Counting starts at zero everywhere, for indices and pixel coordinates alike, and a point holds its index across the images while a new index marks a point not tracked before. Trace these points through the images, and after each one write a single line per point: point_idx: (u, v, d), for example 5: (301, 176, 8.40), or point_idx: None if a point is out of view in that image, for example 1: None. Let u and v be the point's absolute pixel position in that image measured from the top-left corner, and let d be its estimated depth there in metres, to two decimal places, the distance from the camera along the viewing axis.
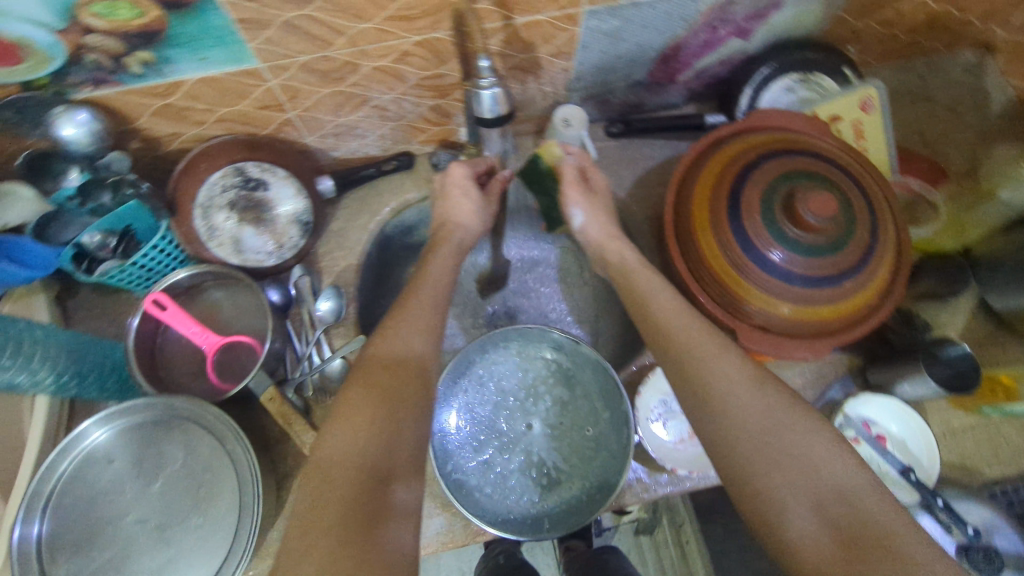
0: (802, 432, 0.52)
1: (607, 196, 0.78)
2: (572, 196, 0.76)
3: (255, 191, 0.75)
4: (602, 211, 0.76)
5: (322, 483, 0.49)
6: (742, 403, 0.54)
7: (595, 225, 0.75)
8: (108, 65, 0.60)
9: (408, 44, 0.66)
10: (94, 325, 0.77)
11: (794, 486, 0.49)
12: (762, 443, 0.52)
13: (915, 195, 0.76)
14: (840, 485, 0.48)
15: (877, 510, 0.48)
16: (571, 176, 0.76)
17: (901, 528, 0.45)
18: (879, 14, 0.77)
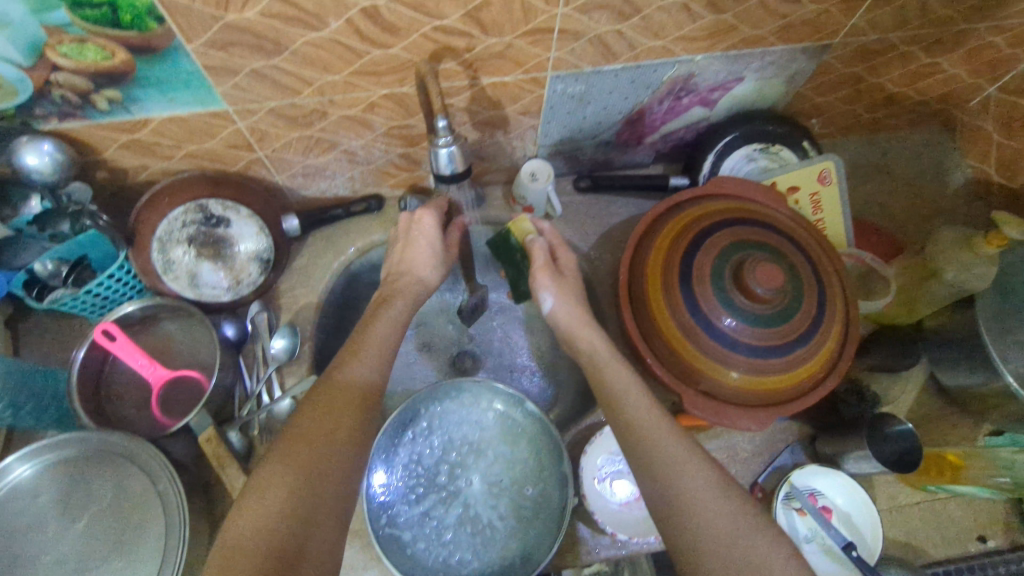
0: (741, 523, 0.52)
1: (575, 278, 0.75)
2: (540, 280, 0.72)
3: (216, 228, 0.76)
4: (571, 296, 0.72)
5: (228, 562, 0.46)
6: None
7: (566, 310, 0.71)
8: (75, 101, 0.61)
9: (375, 97, 0.68)
10: (43, 351, 0.76)
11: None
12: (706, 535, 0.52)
13: (869, 267, 0.76)
14: None
15: None
16: (541, 258, 0.73)
17: None
18: (839, 91, 0.80)
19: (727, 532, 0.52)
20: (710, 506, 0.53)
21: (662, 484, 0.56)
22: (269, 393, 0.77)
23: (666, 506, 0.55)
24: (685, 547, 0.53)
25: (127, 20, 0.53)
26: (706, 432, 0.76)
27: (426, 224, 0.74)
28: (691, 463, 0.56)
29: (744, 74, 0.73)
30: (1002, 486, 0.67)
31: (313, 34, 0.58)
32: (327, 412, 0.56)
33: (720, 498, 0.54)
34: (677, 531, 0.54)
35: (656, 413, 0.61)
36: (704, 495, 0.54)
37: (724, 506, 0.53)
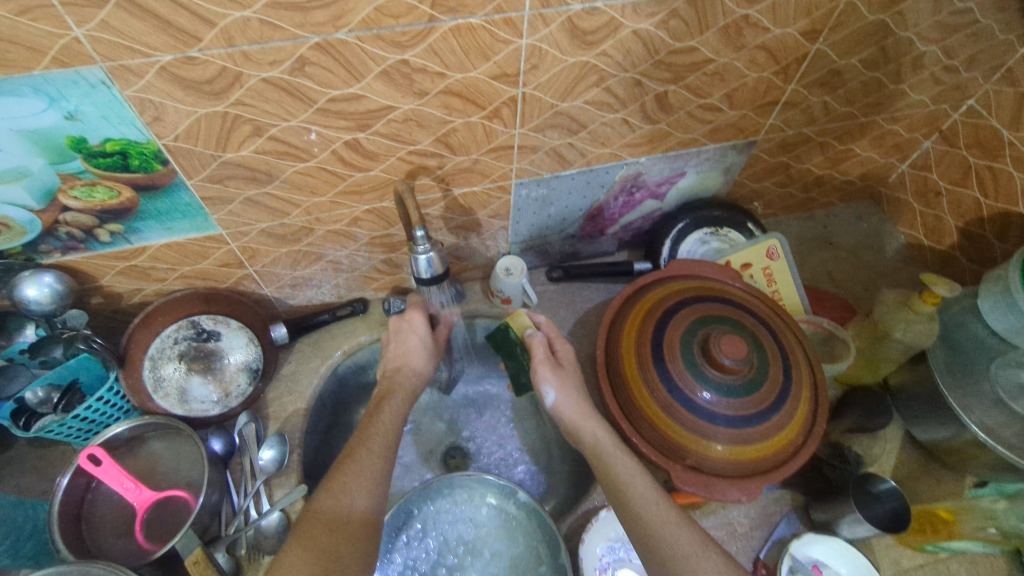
0: None
1: (574, 369, 0.76)
2: (541, 374, 0.73)
3: (207, 342, 0.78)
4: (572, 389, 0.72)
5: None
6: None
7: (569, 403, 0.71)
8: (79, 236, 0.66)
9: (358, 212, 0.75)
10: (23, 482, 0.75)
11: None
12: None
13: (829, 331, 0.81)
14: None
15: None
16: (540, 352, 0.75)
17: None
18: (772, 177, 0.90)
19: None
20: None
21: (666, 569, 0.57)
22: (257, 507, 0.75)
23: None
24: None
25: (135, 164, 0.59)
26: (701, 508, 0.76)
27: (422, 324, 0.78)
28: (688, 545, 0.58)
29: (685, 169, 0.83)
30: (993, 537, 0.67)
31: (301, 164, 0.65)
32: (316, 518, 0.56)
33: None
34: None
35: (647, 495, 0.62)
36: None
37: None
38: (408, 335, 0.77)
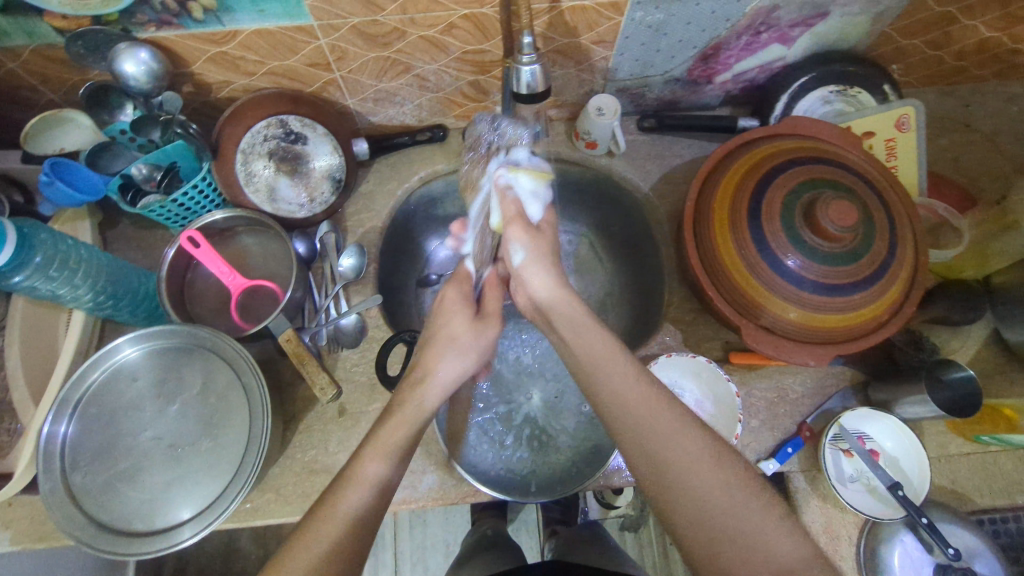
0: (706, 467, 0.50)
1: (552, 235, 0.68)
2: (513, 230, 0.65)
3: (294, 143, 0.79)
4: (546, 247, 0.65)
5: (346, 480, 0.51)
6: (623, 414, 0.54)
7: (536, 273, 0.63)
8: (173, 9, 0.62)
9: (455, 18, 0.68)
10: (131, 254, 0.82)
11: (723, 537, 0.47)
12: (688, 486, 0.49)
13: (941, 219, 0.75)
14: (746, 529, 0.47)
15: None
16: (513, 208, 0.66)
17: None
18: (926, 34, 0.77)
19: (708, 497, 0.49)
20: (685, 456, 0.50)
21: (612, 409, 0.55)
22: (337, 307, 0.81)
23: (623, 434, 0.53)
24: (661, 493, 0.50)
25: None
26: (757, 371, 0.77)
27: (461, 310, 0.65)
28: (662, 414, 0.53)
29: (829, 10, 0.71)
30: None
31: None
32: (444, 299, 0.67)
33: (673, 425, 0.52)
34: (649, 467, 0.51)
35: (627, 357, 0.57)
36: (662, 438, 0.51)
37: (683, 436, 0.51)
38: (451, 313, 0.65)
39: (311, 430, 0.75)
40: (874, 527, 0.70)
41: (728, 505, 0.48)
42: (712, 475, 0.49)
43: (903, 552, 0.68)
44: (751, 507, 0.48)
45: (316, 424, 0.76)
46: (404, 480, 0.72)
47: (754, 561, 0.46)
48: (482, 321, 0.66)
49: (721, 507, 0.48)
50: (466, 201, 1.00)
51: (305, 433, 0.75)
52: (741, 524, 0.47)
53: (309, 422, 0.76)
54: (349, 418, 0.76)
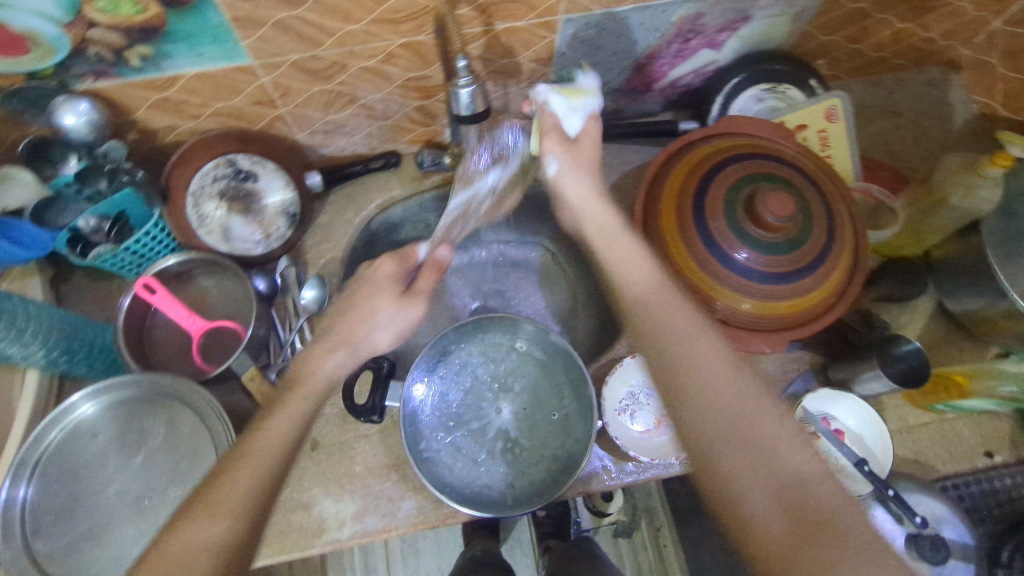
0: (722, 375, 0.54)
1: (594, 146, 0.72)
2: (548, 142, 0.71)
3: (245, 182, 0.80)
4: (583, 162, 0.71)
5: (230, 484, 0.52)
6: (655, 316, 0.59)
7: (570, 180, 0.70)
8: (109, 59, 0.63)
9: (393, 47, 0.70)
10: (87, 307, 0.81)
11: (733, 445, 0.51)
12: (709, 389, 0.53)
13: (878, 200, 0.78)
14: (756, 438, 0.50)
15: (816, 484, 0.48)
16: (548, 121, 0.71)
17: (827, 494, 0.47)
18: (844, 30, 0.82)
19: (724, 400, 0.53)
20: (705, 361, 0.55)
21: (641, 316, 0.60)
22: (302, 340, 0.80)
23: (651, 341, 0.58)
24: (682, 396, 0.54)
25: None
26: None
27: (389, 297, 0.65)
28: (689, 322, 0.58)
29: (751, 14, 0.75)
30: (1006, 397, 0.70)
31: None
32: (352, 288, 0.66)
33: (698, 334, 0.57)
34: (670, 370, 0.56)
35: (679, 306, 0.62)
36: (688, 341, 0.57)
37: (705, 346, 0.56)
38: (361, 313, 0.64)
39: None
40: None
41: (750, 427, 0.51)
42: (729, 385, 0.54)
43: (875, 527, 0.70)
44: (766, 413, 0.52)
45: None
46: (384, 508, 0.73)
47: (760, 470, 0.49)
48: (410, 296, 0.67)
49: (747, 433, 0.51)
50: (426, 224, 1.01)
51: None
52: (755, 430, 0.51)
53: None
54: (322, 451, 0.75)
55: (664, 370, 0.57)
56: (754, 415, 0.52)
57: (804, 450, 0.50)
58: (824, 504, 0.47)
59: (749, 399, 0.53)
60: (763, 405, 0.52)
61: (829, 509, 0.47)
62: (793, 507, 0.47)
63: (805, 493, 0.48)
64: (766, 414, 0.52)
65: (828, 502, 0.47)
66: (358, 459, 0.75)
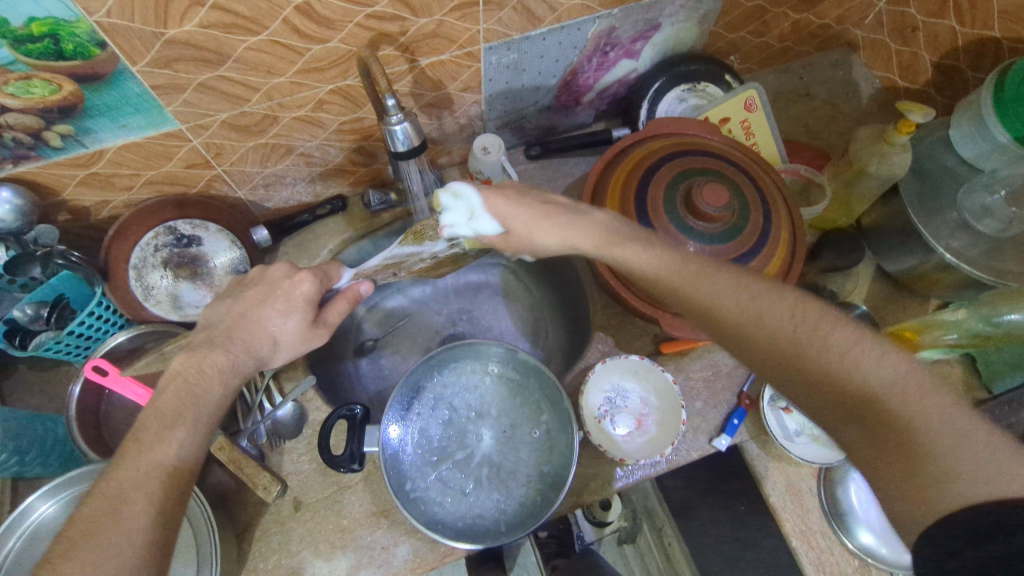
0: (758, 312, 0.55)
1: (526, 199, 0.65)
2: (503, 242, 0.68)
3: (189, 247, 0.78)
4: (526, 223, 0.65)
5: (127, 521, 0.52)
6: (666, 282, 0.60)
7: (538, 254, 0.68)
8: (27, 142, 0.61)
9: (322, 93, 0.70)
10: (35, 401, 0.77)
11: (802, 373, 0.53)
12: (755, 328, 0.55)
13: (806, 178, 0.83)
14: (818, 363, 0.52)
15: (887, 395, 0.49)
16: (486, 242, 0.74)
17: (906, 397, 0.48)
18: (747, 26, 0.87)
19: (768, 333, 0.55)
20: (730, 302, 0.56)
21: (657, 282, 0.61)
22: (270, 400, 0.78)
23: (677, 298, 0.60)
24: (733, 336, 0.57)
25: (70, 48, 0.53)
26: (689, 355, 0.81)
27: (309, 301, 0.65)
28: (695, 271, 0.59)
29: (660, 22, 0.79)
30: (953, 342, 0.73)
31: (252, 38, 0.59)
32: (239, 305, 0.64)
33: (712, 279, 0.58)
34: (708, 320, 0.58)
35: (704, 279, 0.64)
36: (708, 290, 0.58)
37: (727, 290, 0.57)
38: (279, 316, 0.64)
39: (269, 534, 0.71)
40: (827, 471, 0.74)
41: (801, 351, 0.53)
42: (775, 320, 0.55)
43: (858, 489, 0.73)
44: (822, 335, 0.53)
45: (273, 526, 0.72)
46: (378, 558, 0.71)
47: (828, 391, 0.51)
48: (317, 326, 0.67)
49: (805, 360, 0.52)
50: None
51: (263, 540, 0.71)
52: (814, 351, 0.52)
53: (265, 527, 0.72)
54: (306, 510, 0.73)
55: (704, 322, 0.59)
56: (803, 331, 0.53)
57: (873, 354, 0.51)
58: (903, 410, 0.48)
59: (793, 326, 0.54)
60: (807, 326, 0.54)
61: (902, 406, 0.48)
62: (870, 418, 0.49)
63: (877, 405, 0.49)
64: (820, 336, 0.53)
65: (904, 404, 0.48)
66: (345, 512, 0.73)
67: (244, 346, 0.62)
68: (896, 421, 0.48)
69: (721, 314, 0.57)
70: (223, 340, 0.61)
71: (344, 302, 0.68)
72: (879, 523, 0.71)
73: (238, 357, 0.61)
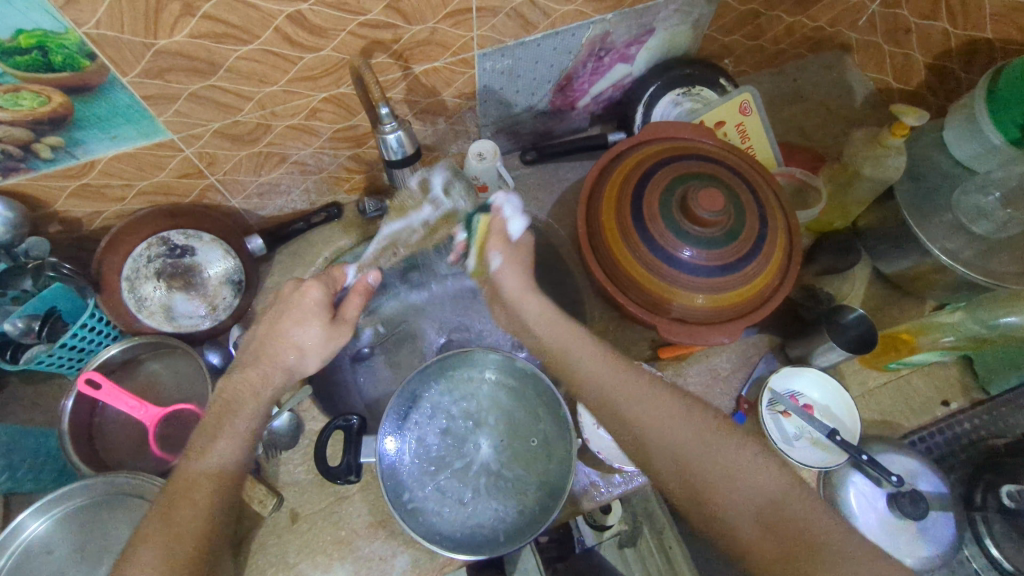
0: (692, 428, 0.64)
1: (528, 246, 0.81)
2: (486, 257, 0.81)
3: (182, 258, 0.78)
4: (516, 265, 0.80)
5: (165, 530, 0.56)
6: (630, 416, 0.66)
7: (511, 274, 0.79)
8: (17, 154, 0.60)
9: (315, 102, 0.70)
10: (27, 414, 0.76)
11: (714, 483, 0.60)
12: (679, 446, 0.63)
13: (802, 181, 0.83)
14: (718, 473, 0.61)
15: (788, 501, 0.58)
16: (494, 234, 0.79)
17: (800, 508, 0.58)
18: (741, 29, 0.88)
19: (658, 436, 0.64)
20: (645, 414, 0.66)
21: (621, 411, 0.67)
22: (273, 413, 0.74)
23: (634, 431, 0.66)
24: (648, 456, 0.65)
25: (59, 60, 0.52)
26: (687, 359, 0.81)
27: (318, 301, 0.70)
28: (660, 397, 0.66)
29: (654, 26, 0.79)
30: (949, 345, 0.72)
31: (244, 48, 0.59)
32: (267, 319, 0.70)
33: (673, 408, 0.65)
34: (657, 450, 0.64)
35: (663, 400, 0.66)
36: (651, 414, 0.65)
37: (667, 414, 0.65)
38: (295, 320, 0.69)
39: (266, 546, 0.70)
40: (826, 475, 0.74)
41: (719, 469, 0.61)
42: (680, 429, 0.64)
43: (859, 493, 0.72)
44: (710, 448, 0.62)
45: (270, 539, 0.71)
46: (376, 569, 0.70)
47: (737, 501, 0.59)
48: (338, 325, 0.72)
49: (712, 477, 0.61)
50: None
51: (259, 552, 0.70)
52: (706, 474, 0.61)
53: (261, 540, 0.71)
54: (303, 521, 0.72)
55: (637, 447, 0.66)
56: (675, 433, 0.64)
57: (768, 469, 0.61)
58: (803, 518, 0.57)
59: (678, 422, 0.64)
60: (709, 439, 0.63)
61: (799, 514, 0.58)
62: (776, 527, 0.57)
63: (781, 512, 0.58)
64: (723, 447, 0.62)
65: (802, 516, 0.57)
66: (342, 522, 0.72)
67: (270, 360, 0.68)
68: (802, 534, 0.56)
69: (669, 443, 0.64)
70: (253, 359, 0.68)
71: (357, 297, 0.73)
72: (879, 528, 0.70)
73: (269, 368, 0.67)
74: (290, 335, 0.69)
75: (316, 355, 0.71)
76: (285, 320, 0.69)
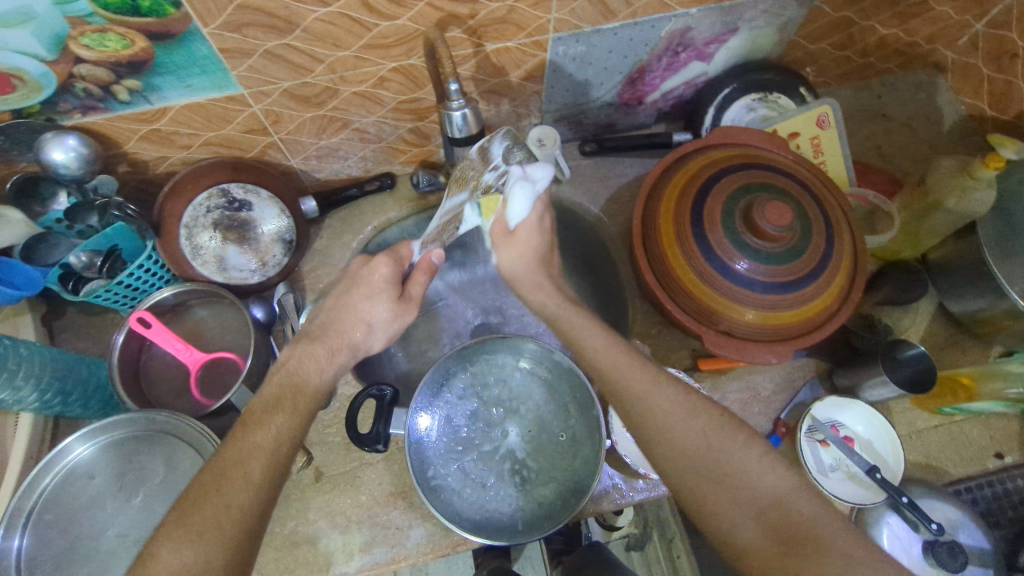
0: (691, 410, 0.56)
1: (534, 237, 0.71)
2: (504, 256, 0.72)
3: (239, 211, 0.79)
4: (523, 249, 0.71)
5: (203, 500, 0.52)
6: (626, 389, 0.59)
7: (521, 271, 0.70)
8: (97, 93, 0.62)
9: (384, 71, 0.69)
10: (82, 343, 0.79)
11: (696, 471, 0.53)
12: (683, 428, 0.55)
13: (873, 205, 0.79)
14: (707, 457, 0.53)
15: (790, 499, 0.49)
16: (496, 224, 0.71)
17: (803, 504, 0.49)
18: (831, 36, 0.83)
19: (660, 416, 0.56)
20: (640, 390, 0.58)
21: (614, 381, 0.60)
22: None
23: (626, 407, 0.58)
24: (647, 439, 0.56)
25: (146, 6, 0.53)
26: (728, 373, 0.79)
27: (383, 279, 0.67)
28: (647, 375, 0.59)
29: (738, 26, 0.76)
30: (1013, 398, 0.69)
31: (323, 9, 0.58)
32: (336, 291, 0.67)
33: (672, 388, 0.57)
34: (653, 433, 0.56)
35: (669, 385, 0.58)
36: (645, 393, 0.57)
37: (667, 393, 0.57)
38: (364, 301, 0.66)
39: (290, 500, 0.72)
40: (860, 512, 0.71)
41: (716, 454, 0.52)
42: (684, 414, 0.55)
43: (892, 534, 0.69)
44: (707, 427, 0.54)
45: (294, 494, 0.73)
46: (392, 538, 0.71)
47: (737, 498, 0.50)
48: (404, 302, 0.69)
49: (719, 464, 0.52)
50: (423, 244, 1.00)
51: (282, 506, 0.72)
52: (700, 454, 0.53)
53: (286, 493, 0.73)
54: (326, 481, 0.74)
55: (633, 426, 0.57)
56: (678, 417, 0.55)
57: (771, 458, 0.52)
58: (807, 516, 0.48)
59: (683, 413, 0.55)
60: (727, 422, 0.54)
61: (804, 513, 0.48)
62: (778, 529, 0.48)
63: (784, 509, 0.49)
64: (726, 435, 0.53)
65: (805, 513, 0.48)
66: (365, 488, 0.74)
67: (339, 338, 0.65)
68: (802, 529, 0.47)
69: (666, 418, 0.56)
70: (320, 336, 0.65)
71: (423, 277, 0.70)
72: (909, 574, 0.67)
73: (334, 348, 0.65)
74: (359, 311, 0.66)
75: (383, 333, 0.68)
76: (353, 295, 0.67)
